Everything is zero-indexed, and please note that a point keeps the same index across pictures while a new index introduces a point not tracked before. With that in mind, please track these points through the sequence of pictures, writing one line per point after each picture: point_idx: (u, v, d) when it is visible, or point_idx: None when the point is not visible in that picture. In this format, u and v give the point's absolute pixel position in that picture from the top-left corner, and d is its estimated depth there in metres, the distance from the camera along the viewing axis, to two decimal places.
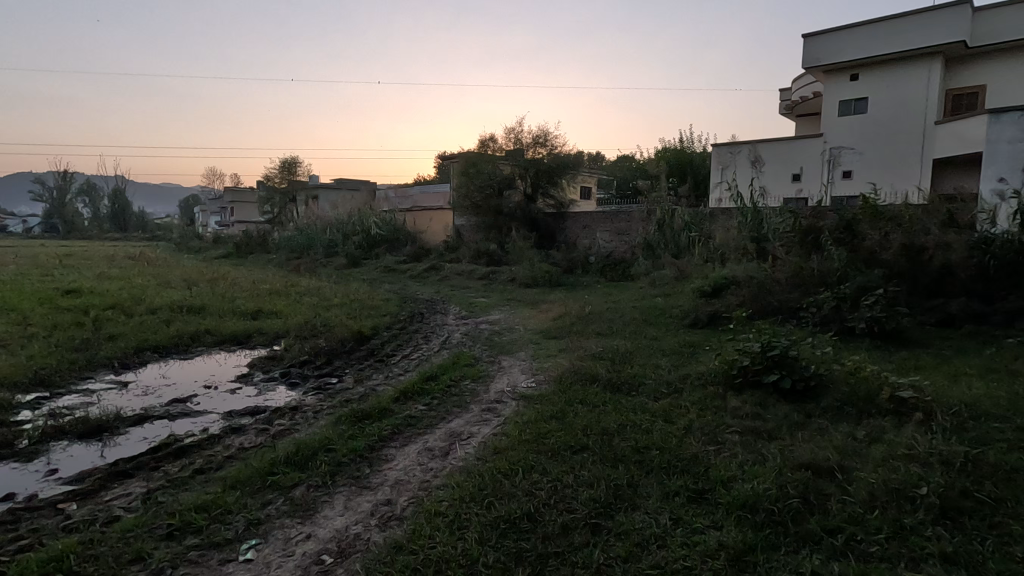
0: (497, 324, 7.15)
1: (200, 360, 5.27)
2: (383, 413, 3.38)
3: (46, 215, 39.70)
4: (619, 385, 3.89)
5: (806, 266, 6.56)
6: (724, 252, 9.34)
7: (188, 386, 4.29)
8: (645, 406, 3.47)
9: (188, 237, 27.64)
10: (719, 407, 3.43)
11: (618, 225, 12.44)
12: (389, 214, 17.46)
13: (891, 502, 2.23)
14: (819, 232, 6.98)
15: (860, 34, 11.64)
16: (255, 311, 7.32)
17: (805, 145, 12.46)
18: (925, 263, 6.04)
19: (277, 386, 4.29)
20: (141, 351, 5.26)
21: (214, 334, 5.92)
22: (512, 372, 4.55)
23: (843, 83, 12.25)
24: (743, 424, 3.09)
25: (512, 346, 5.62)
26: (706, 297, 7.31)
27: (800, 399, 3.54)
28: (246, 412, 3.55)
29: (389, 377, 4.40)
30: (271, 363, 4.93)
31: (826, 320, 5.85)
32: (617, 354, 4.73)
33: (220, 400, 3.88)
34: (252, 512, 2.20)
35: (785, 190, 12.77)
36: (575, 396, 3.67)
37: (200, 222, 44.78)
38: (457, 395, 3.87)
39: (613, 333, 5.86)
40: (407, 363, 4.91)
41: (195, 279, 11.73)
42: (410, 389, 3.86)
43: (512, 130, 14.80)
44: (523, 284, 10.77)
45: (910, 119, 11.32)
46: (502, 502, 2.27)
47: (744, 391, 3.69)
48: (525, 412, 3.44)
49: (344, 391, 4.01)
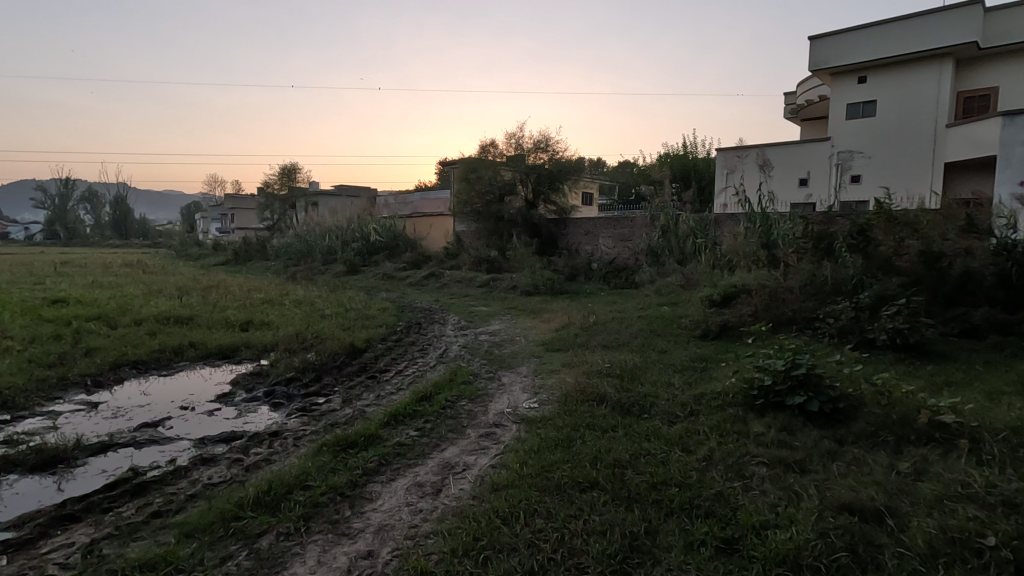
0: (497, 335, 6.83)
1: (182, 376, 4.97)
2: (371, 440, 3.08)
3: (48, 223, 39.50)
4: (628, 407, 3.57)
5: (819, 274, 6.24)
6: (731, 258, 9.02)
7: (164, 406, 3.97)
8: (659, 431, 3.16)
9: (188, 244, 27.46)
10: (741, 432, 3.11)
11: (621, 231, 12.15)
12: (389, 220, 17.20)
13: (955, 557, 1.91)
14: (832, 238, 6.68)
15: (869, 35, 11.37)
16: (245, 322, 7.00)
17: (813, 150, 12.17)
18: (945, 270, 5.70)
19: (259, 406, 3.97)
20: (118, 367, 4.94)
21: (199, 348, 5.62)
22: (512, 391, 4.22)
23: (851, 86, 11.98)
24: (770, 454, 2.77)
25: (512, 360, 5.32)
26: (716, 306, 6.98)
27: (828, 423, 3.22)
28: (221, 439, 3.23)
29: (380, 396, 4.09)
30: (255, 380, 4.61)
31: (844, 332, 5.53)
32: (624, 370, 4.40)
33: (195, 424, 3.56)
34: (207, 571, 1.89)
35: (793, 195, 12.47)
36: (582, 419, 3.35)
37: (201, 229, 44.73)
38: (454, 417, 3.55)
39: (619, 345, 5.53)
40: (400, 380, 4.60)
41: (188, 288, 11.45)
42: (402, 411, 3.55)
43: (512, 135, 14.58)
44: (525, 292, 10.48)
45: (920, 122, 11.03)
46: (500, 557, 1.95)
47: (766, 414, 3.36)
48: (528, 438, 3.12)
49: (330, 414, 3.69)
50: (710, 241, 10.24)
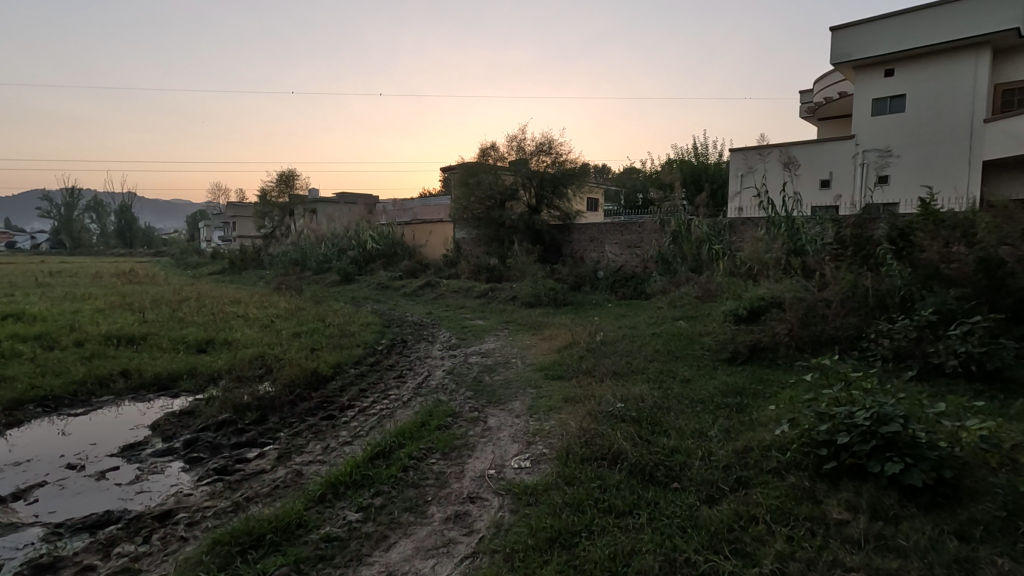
0: (491, 356, 5.93)
1: (101, 415, 4.07)
2: (288, 535, 2.16)
3: (54, 232, 38.99)
4: (650, 473, 2.64)
5: (861, 285, 5.25)
6: (753, 267, 8.09)
7: (47, 465, 3.06)
8: (698, 517, 2.23)
9: (188, 252, 26.83)
10: (814, 520, 2.19)
11: (629, 237, 11.24)
12: (386, 227, 16.33)
13: None
14: (874, 245, 5.77)
15: (898, 24, 10.40)
16: (203, 342, 6.10)
17: (838, 149, 11.19)
18: (1006, 281, 4.58)
19: (170, 465, 3.05)
20: (23, 406, 4.05)
21: (134, 376, 4.71)
22: (499, 439, 3.31)
23: (876, 80, 11.02)
24: (871, 568, 1.86)
25: (504, 392, 4.41)
26: (741, 322, 6.04)
27: (934, 503, 2.29)
28: (86, 524, 2.32)
29: (326, 450, 3.18)
30: (181, 423, 3.70)
31: (901, 356, 4.55)
32: (641, 412, 3.45)
33: (71, 496, 2.66)
34: None
35: (816, 198, 11.46)
36: (589, 494, 2.42)
37: (205, 239, 44.28)
38: (415, 486, 2.64)
39: (633, 374, 4.60)
40: (362, 423, 3.69)
41: (164, 300, 10.56)
42: (343, 478, 2.63)
43: (514, 138, 13.69)
44: (525, 304, 9.56)
45: (955, 118, 10.09)
46: None
47: (842, 485, 2.44)
48: (512, 528, 2.22)
49: (253, 480, 2.78)
50: (727, 248, 9.32)
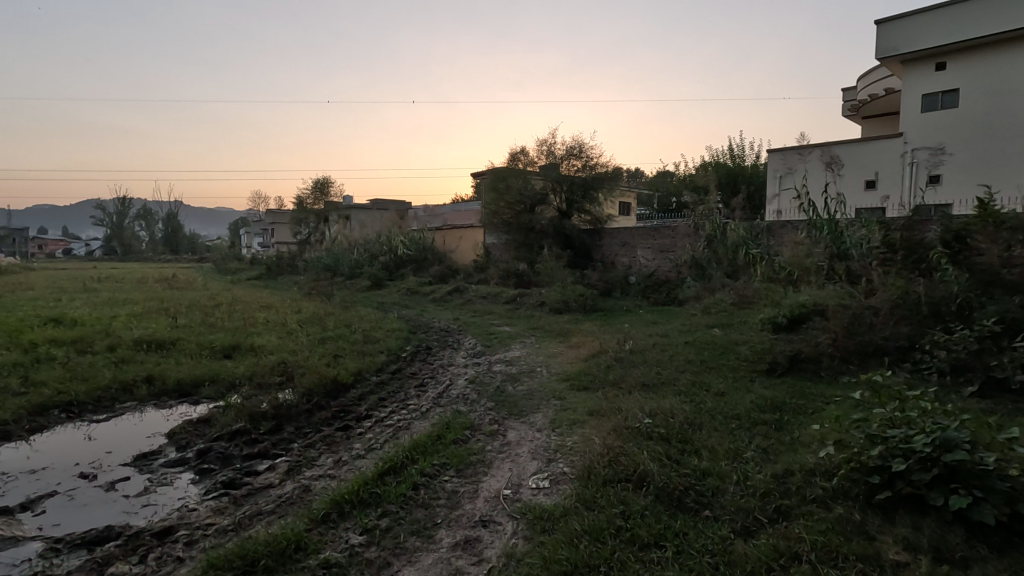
0: (516, 364, 5.76)
1: (122, 422, 4.07)
2: (283, 560, 2.03)
3: (106, 239, 40.77)
4: (679, 499, 2.42)
5: (913, 291, 4.86)
6: (792, 272, 7.70)
7: (61, 473, 3.03)
8: (733, 553, 1.99)
9: (229, 258, 27.61)
10: (866, 560, 1.93)
11: (661, 242, 10.89)
12: (417, 233, 16.39)
13: None
14: (926, 248, 5.36)
15: (949, 15, 9.82)
16: (229, 348, 6.12)
17: (884, 148, 10.61)
18: None
19: (179, 476, 2.98)
20: (48, 411, 4.08)
21: (158, 382, 4.72)
22: (517, 456, 3.13)
23: (925, 75, 10.41)
24: None
25: (527, 403, 4.24)
26: (781, 330, 5.69)
27: (1010, 543, 1.99)
28: (86, 539, 2.25)
29: (336, 464, 3.05)
30: (196, 432, 3.65)
31: (960, 369, 4.17)
32: (671, 429, 3.21)
33: (79, 507, 2.61)
34: None
35: (861, 199, 10.88)
36: (610, 522, 2.21)
37: (246, 246, 45.56)
38: (424, 507, 2.48)
39: (663, 385, 4.35)
40: (377, 435, 3.56)
41: (199, 305, 10.77)
42: (349, 496, 2.49)
43: (544, 142, 13.57)
44: (554, 310, 9.35)
45: (1014, 113, 9.44)
46: None
47: (900, 518, 2.16)
48: (524, 558, 2.04)
49: (258, 496, 2.67)
50: (765, 252, 8.91)
